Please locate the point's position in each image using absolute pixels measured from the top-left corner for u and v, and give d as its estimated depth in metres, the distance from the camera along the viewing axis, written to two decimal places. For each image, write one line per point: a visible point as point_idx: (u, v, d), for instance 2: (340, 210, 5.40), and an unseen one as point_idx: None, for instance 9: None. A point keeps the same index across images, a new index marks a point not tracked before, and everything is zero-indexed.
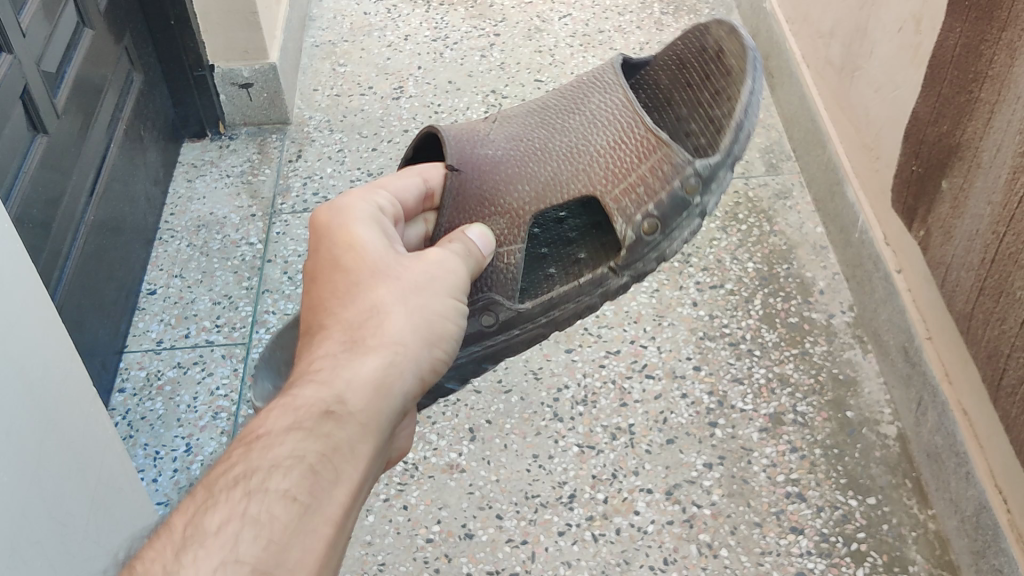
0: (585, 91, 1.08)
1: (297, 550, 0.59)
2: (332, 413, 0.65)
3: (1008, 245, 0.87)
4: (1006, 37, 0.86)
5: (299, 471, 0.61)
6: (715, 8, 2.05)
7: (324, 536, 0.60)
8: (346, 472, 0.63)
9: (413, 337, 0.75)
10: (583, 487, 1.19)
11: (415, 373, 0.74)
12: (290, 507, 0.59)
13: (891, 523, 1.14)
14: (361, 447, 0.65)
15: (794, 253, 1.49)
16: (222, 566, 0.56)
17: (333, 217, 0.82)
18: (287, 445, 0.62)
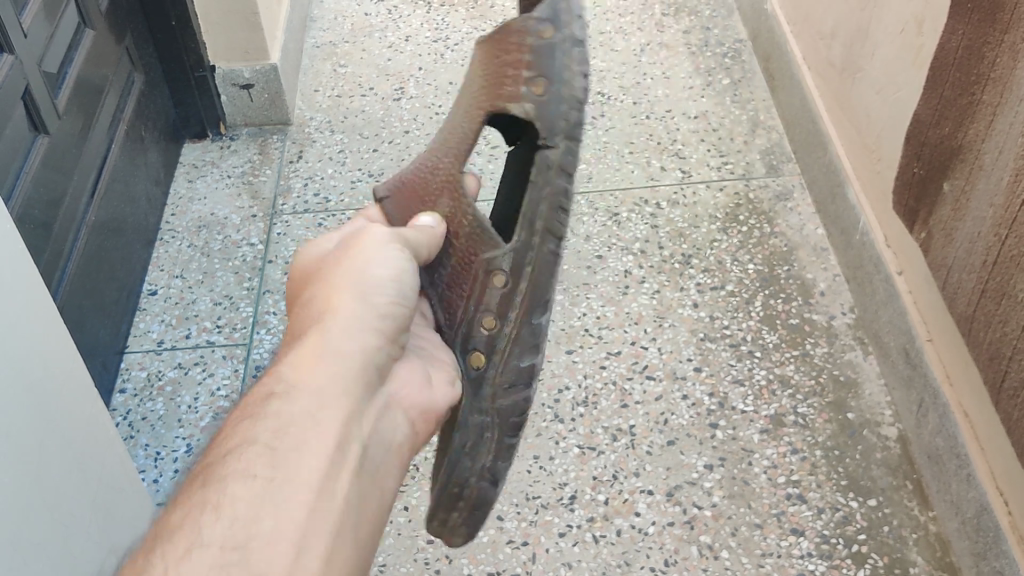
0: None
1: (269, 517, 0.60)
2: (274, 396, 0.69)
3: (1010, 247, 0.87)
4: (1009, 39, 0.86)
5: (253, 451, 0.64)
6: (716, 10, 2.06)
7: (296, 496, 0.62)
8: (307, 437, 0.65)
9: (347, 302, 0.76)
10: (583, 488, 1.19)
11: (360, 329, 0.75)
12: (251, 481, 0.62)
13: (891, 524, 1.14)
14: (317, 409, 0.68)
15: (794, 254, 1.49)
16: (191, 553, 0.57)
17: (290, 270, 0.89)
18: (240, 438, 0.66)
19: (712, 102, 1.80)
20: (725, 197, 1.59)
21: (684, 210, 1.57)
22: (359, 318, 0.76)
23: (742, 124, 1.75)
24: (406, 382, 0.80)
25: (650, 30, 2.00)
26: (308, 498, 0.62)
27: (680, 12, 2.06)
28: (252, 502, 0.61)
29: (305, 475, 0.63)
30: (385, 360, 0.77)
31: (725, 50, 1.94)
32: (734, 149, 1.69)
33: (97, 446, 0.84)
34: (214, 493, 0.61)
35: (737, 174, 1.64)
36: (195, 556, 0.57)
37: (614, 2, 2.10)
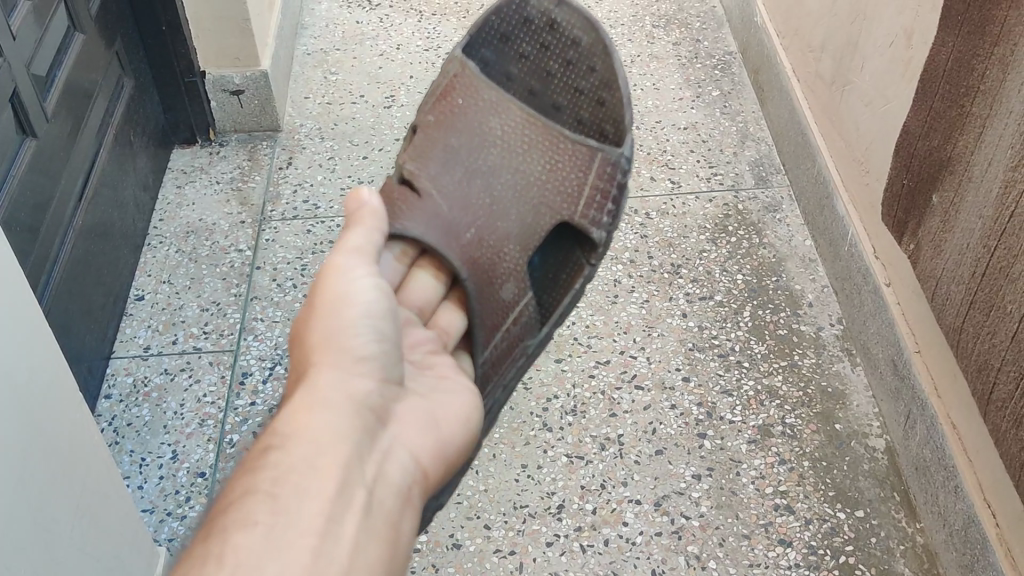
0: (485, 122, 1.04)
1: (275, 565, 0.61)
2: (270, 449, 0.69)
3: (999, 258, 0.88)
4: (999, 52, 0.87)
5: (256, 501, 0.65)
6: (706, 23, 2.07)
7: (302, 542, 0.63)
8: (305, 482, 0.67)
9: (328, 358, 0.76)
10: (571, 497, 1.18)
11: (346, 377, 0.75)
12: (256, 529, 0.63)
13: (879, 536, 1.14)
14: (314, 456, 0.69)
15: (783, 265, 1.49)
16: None
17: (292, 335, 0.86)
18: (241, 489, 0.67)
19: (702, 113, 1.81)
20: (714, 208, 1.59)
21: (674, 220, 1.57)
22: (343, 368, 0.76)
23: (731, 136, 1.75)
24: (408, 423, 0.79)
25: (641, 42, 2.01)
26: (312, 543, 0.64)
27: (671, 24, 2.06)
28: (257, 553, 0.62)
29: (305, 522, 0.65)
30: (379, 403, 0.77)
31: (715, 62, 1.95)
32: (723, 160, 1.70)
33: (82, 450, 0.83)
34: (217, 545, 0.62)
35: (726, 185, 1.64)
36: None
37: (605, 12, 2.11)
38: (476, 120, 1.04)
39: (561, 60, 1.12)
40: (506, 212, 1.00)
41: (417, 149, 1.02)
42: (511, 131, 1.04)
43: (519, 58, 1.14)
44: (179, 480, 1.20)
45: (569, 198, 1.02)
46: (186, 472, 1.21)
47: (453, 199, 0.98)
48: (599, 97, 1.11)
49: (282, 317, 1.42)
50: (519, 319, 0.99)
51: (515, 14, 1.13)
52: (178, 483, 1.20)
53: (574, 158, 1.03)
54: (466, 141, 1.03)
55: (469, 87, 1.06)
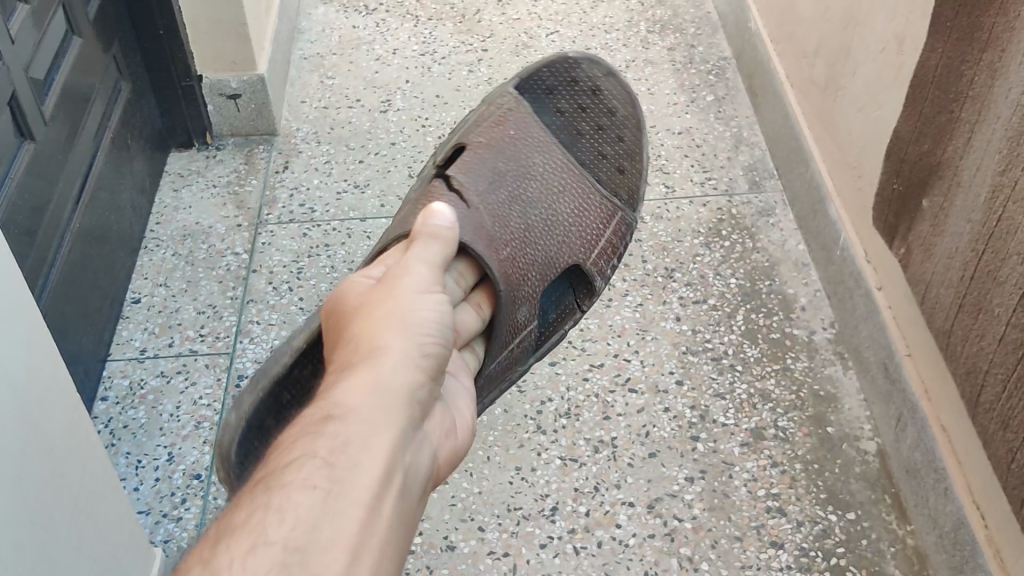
0: (524, 149, 1.15)
1: (327, 529, 0.62)
2: (332, 417, 0.69)
3: (987, 262, 0.89)
4: (986, 58, 0.88)
5: (313, 465, 0.66)
6: (701, 28, 2.08)
7: (352, 517, 0.64)
8: (363, 459, 0.67)
9: (394, 342, 0.77)
10: (565, 499, 1.19)
11: (406, 365, 0.75)
12: (313, 493, 0.64)
13: (870, 538, 1.15)
14: (369, 434, 0.69)
15: (776, 269, 1.50)
16: (259, 543, 0.60)
17: (334, 302, 0.87)
18: (298, 450, 0.67)
19: (697, 118, 1.82)
20: (708, 212, 1.60)
21: (668, 225, 1.58)
22: (403, 356, 0.76)
23: (725, 141, 1.77)
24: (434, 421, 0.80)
25: (636, 47, 2.02)
26: (360, 516, 0.64)
27: (665, 30, 2.07)
28: (310, 516, 0.62)
29: (356, 496, 0.65)
30: (427, 399, 0.77)
31: (710, 68, 1.96)
32: (717, 165, 1.71)
33: (78, 448, 0.84)
34: (274, 496, 0.64)
35: (720, 190, 1.65)
36: (263, 550, 0.60)
37: (600, 17, 2.12)
38: (522, 152, 1.14)
39: (595, 124, 1.27)
40: (539, 240, 1.09)
41: (463, 162, 1.11)
42: (553, 170, 1.16)
43: (556, 112, 1.26)
44: (175, 481, 1.21)
45: (588, 242, 1.15)
46: (181, 474, 1.22)
47: (497, 215, 1.06)
48: (620, 165, 1.27)
49: (277, 319, 1.42)
50: (523, 342, 1.08)
51: (568, 73, 1.26)
52: (174, 484, 1.21)
53: (594, 209, 1.18)
54: (510, 167, 1.12)
55: (521, 121, 1.17)
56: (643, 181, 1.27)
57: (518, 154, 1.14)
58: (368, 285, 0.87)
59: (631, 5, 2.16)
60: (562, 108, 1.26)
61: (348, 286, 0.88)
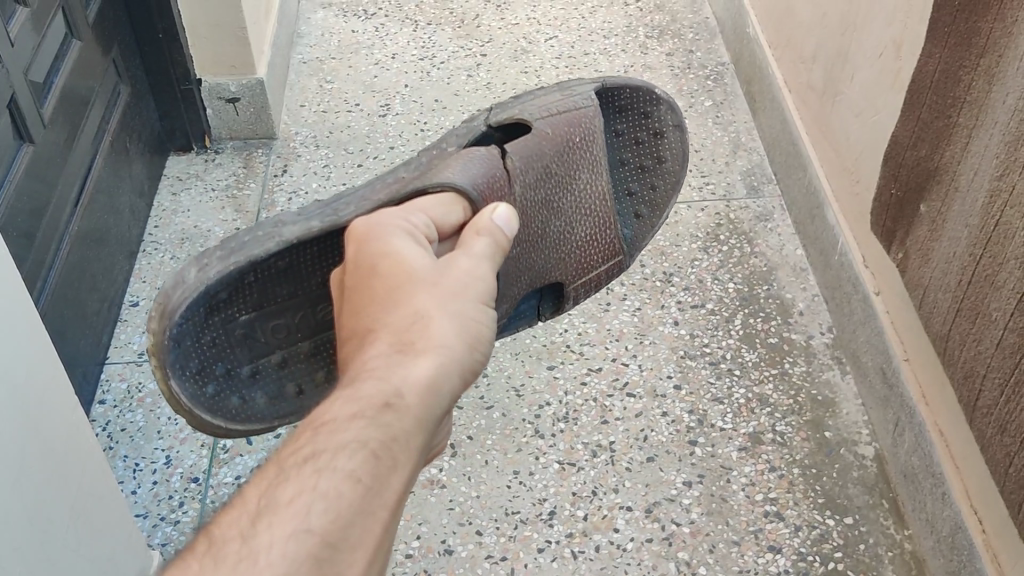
0: (580, 162, 1.13)
1: (359, 529, 0.60)
2: (390, 406, 0.65)
3: (985, 266, 0.89)
4: (983, 63, 0.88)
5: (362, 455, 0.62)
6: (699, 33, 2.08)
7: (381, 519, 0.62)
8: (406, 458, 0.64)
9: (458, 339, 0.73)
10: (563, 503, 1.19)
11: (461, 374, 0.72)
12: (355, 488, 0.61)
13: (868, 543, 1.15)
14: (416, 440, 0.66)
15: (774, 274, 1.50)
16: (293, 534, 0.58)
17: (377, 251, 0.82)
18: (349, 432, 0.63)
19: (695, 123, 1.82)
20: (706, 217, 1.61)
21: (666, 229, 1.59)
22: (462, 363, 0.72)
23: (723, 145, 1.77)
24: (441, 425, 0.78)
25: (634, 52, 2.03)
26: (387, 522, 0.62)
27: (664, 35, 2.08)
28: (345, 514, 0.60)
29: (389, 503, 0.62)
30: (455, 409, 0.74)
31: (708, 73, 1.96)
32: (715, 170, 1.71)
33: (77, 449, 0.84)
34: (309, 481, 0.61)
35: (719, 195, 1.66)
36: (294, 542, 0.57)
37: (599, 22, 2.12)
38: (577, 166, 1.13)
39: (639, 163, 1.28)
40: (541, 257, 1.11)
41: (523, 142, 1.08)
42: (589, 193, 1.15)
43: (613, 134, 1.26)
44: (172, 484, 1.21)
45: (581, 270, 1.17)
46: (179, 477, 1.22)
47: (523, 220, 1.06)
48: (639, 210, 1.29)
49: None
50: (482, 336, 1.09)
51: (645, 106, 1.25)
52: (172, 487, 1.21)
53: (604, 244, 1.19)
54: (559, 174, 1.11)
55: (587, 128, 1.15)
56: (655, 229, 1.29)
57: (572, 163, 1.12)
58: (424, 256, 0.82)
59: (630, 10, 2.16)
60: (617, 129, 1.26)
61: (400, 239, 0.84)
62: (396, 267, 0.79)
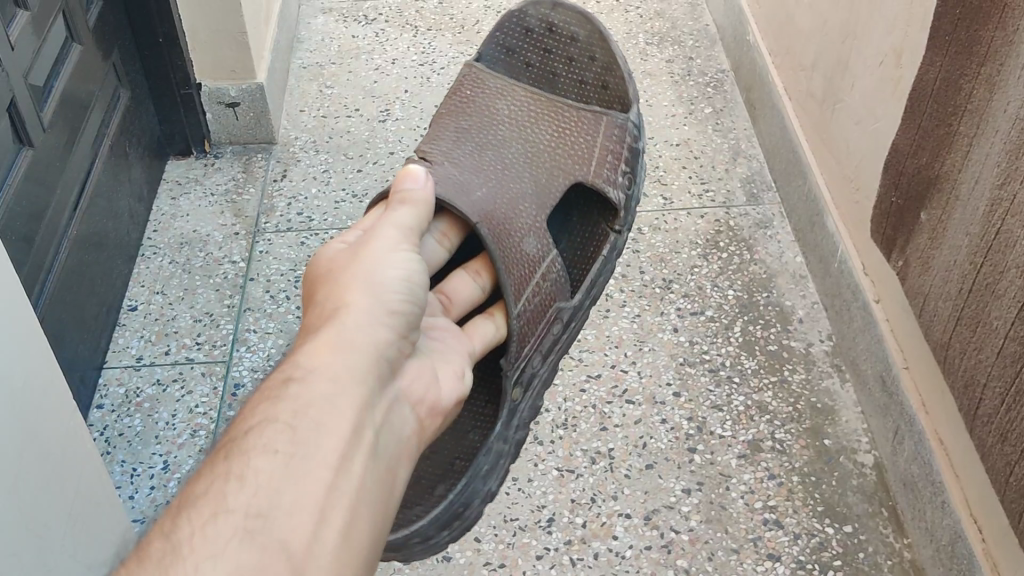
0: (488, 103, 1.21)
1: (291, 492, 0.66)
2: (293, 379, 0.73)
3: (986, 275, 0.89)
4: (985, 72, 0.88)
5: (274, 430, 0.69)
6: (699, 40, 2.08)
7: (321, 477, 0.67)
8: (327, 419, 0.70)
9: (359, 297, 0.81)
10: (561, 511, 1.19)
11: (372, 322, 0.79)
12: (274, 458, 0.67)
13: (867, 551, 1.14)
14: (334, 392, 0.72)
15: (773, 281, 1.50)
16: (215, 518, 0.63)
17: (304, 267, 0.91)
18: (260, 415, 0.70)
19: (694, 130, 1.82)
20: (706, 224, 1.61)
21: (666, 236, 1.59)
22: (371, 314, 0.80)
23: (722, 152, 1.77)
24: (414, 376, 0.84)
25: (634, 59, 2.03)
26: (326, 476, 0.68)
27: (664, 42, 2.08)
28: (272, 480, 0.66)
29: (321, 457, 0.68)
30: (397, 355, 0.81)
31: (708, 80, 1.96)
32: (715, 177, 1.71)
33: (76, 452, 0.84)
34: (234, 466, 0.66)
35: (718, 202, 1.66)
36: (218, 523, 0.63)
37: None
38: (486, 105, 1.20)
39: (566, 58, 1.28)
40: (522, 176, 1.13)
41: (429, 137, 1.17)
42: (519, 109, 1.20)
43: (526, 66, 1.29)
44: (169, 490, 1.21)
45: (581, 159, 1.16)
46: (176, 483, 1.21)
47: (471, 166, 1.11)
48: (602, 81, 1.26)
49: (275, 328, 1.42)
50: (547, 275, 1.07)
51: (518, 24, 1.29)
52: (169, 493, 1.20)
53: (578, 127, 1.19)
54: (475, 121, 1.18)
55: (472, 81, 1.23)
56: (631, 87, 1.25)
57: (482, 112, 1.19)
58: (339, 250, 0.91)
59: (630, 17, 2.17)
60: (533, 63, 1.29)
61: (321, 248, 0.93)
62: (313, 272, 0.89)
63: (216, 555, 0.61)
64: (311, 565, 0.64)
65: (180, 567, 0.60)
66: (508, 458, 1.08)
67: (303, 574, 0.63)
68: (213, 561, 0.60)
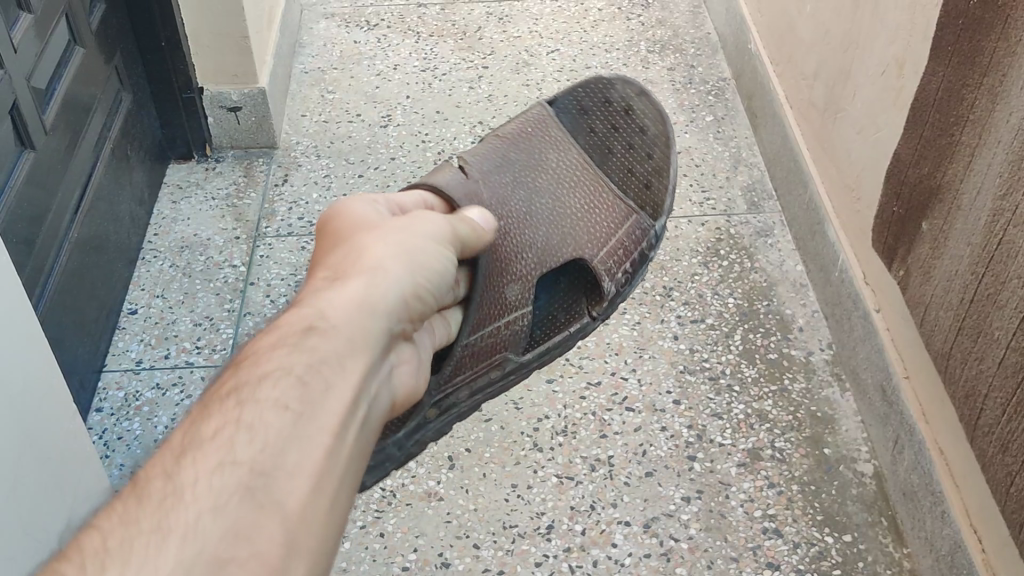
0: (541, 146, 1.21)
1: (294, 453, 0.64)
2: (315, 329, 0.73)
3: (987, 285, 0.89)
4: (987, 83, 0.89)
5: (287, 383, 0.67)
6: (701, 48, 2.09)
7: (320, 443, 0.66)
8: (335, 381, 0.70)
9: (394, 268, 0.83)
10: (560, 518, 1.18)
11: (394, 294, 0.80)
12: (284, 413, 0.65)
13: (867, 561, 1.14)
14: (346, 355, 0.72)
15: (774, 289, 1.50)
16: (220, 467, 0.61)
17: (334, 216, 0.91)
18: (275, 362, 0.69)
19: (695, 138, 1.82)
20: (707, 231, 1.61)
21: (666, 244, 1.59)
22: (397, 286, 0.81)
23: (723, 161, 1.77)
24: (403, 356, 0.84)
25: (636, 66, 2.03)
26: (327, 442, 0.66)
27: (665, 50, 2.08)
28: (279, 437, 0.64)
29: (323, 420, 0.67)
30: (398, 334, 0.82)
31: (709, 88, 1.97)
32: (716, 185, 1.71)
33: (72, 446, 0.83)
34: (242, 412, 0.64)
35: (719, 210, 1.66)
36: (224, 474, 0.60)
37: (601, 36, 2.13)
38: (539, 148, 1.21)
39: (626, 143, 1.29)
40: (538, 227, 1.13)
41: (475, 147, 1.19)
42: (565, 166, 1.20)
43: (588, 132, 1.30)
44: None
45: (596, 241, 1.16)
46: None
47: (497, 195, 1.12)
48: (648, 181, 1.26)
49: None
50: (511, 325, 1.07)
51: (600, 90, 1.30)
52: None
53: (612, 213, 1.18)
54: (522, 159, 1.19)
55: (538, 122, 1.24)
56: (669, 196, 1.24)
57: (531, 151, 1.20)
58: (373, 216, 0.92)
59: (632, 24, 2.17)
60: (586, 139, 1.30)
61: (359, 202, 0.93)
62: (345, 226, 0.89)
63: (217, 506, 0.58)
64: (305, 528, 0.62)
65: (181, 515, 0.57)
66: (393, 464, 1.03)
67: (296, 535, 0.61)
68: (212, 513, 0.58)
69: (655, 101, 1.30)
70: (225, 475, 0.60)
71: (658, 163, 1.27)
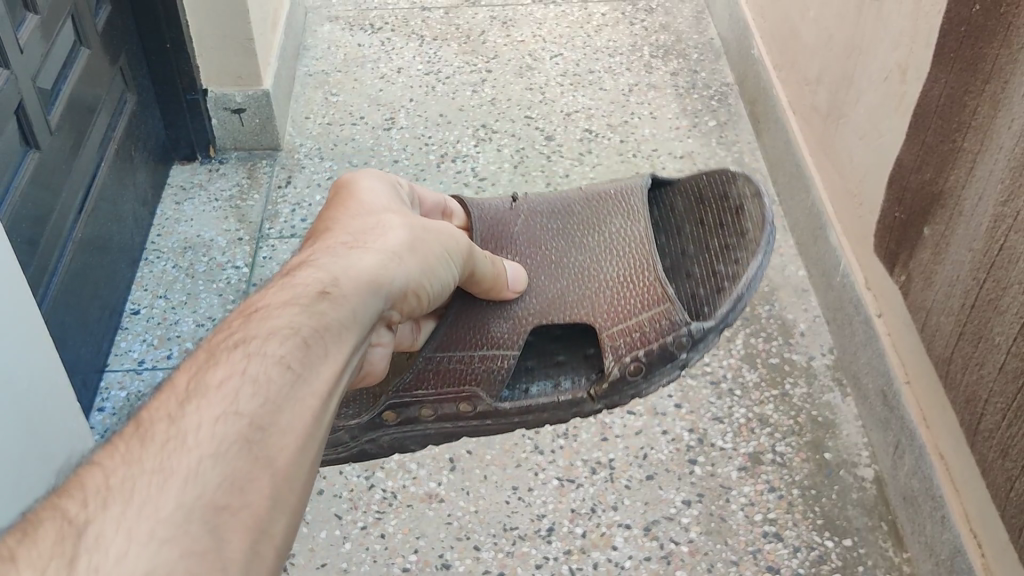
0: (610, 211, 1.11)
1: (290, 414, 0.61)
2: (328, 294, 0.72)
3: (988, 290, 0.89)
4: (989, 89, 0.89)
5: (292, 342, 0.66)
6: (703, 53, 2.09)
7: (311, 406, 0.64)
8: (333, 351, 0.69)
9: (408, 255, 0.83)
10: (561, 520, 1.19)
11: (399, 279, 0.80)
12: (286, 372, 0.63)
13: (867, 565, 1.14)
14: (346, 327, 0.71)
15: (775, 294, 1.51)
16: (223, 416, 0.58)
17: (353, 182, 0.91)
18: (284, 318, 0.68)
19: (698, 143, 1.83)
20: None
21: None
22: (404, 271, 0.82)
23: (725, 166, 1.77)
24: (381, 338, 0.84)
25: (639, 71, 2.04)
26: (318, 407, 0.64)
27: (668, 55, 2.09)
28: (279, 394, 0.61)
29: (316, 387, 0.65)
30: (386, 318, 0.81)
31: (712, 93, 1.97)
32: None
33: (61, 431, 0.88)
34: (246, 362, 0.62)
35: None
36: (228, 424, 0.57)
37: (604, 41, 2.13)
38: (606, 215, 1.11)
39: (722, 243, 1.05)
40: (553, 281, 1.05)
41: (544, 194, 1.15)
42: (624, 237, 1.08)
43: (697, 219, 1.10)
44: None
45: (609, 318, 1.01)
46: None
47: (527, 240, 1.09)
48: (720, 282, 1.01)
49: None
50: (488, 363, 0.99)
51: (722, 184, 1.10)
52: None
53: (648, 292, 1.01)
54: (577, 221, 1.11)
55: (622, 192, 1.12)
56: (731, 309, 0.97)
57: (599, 212, 1.11)
58: (392, 195, 0.91)
59: (635, 29, 2.18)
60: (688, 229, 1.10)
61: (377, 177, 0.92)
62: (364, 195, 0.88)
63: (217, 452, 0.55)
64: (290, 489, 0.58)
65: (184, 456, 0.54)
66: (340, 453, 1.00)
67: (282, 492, 0.58)
68: (212, 458, 0.55)
69: (766, 200, 1.05)
70: (226, 416, 0.58)
71: (739, 268, 1.01)
